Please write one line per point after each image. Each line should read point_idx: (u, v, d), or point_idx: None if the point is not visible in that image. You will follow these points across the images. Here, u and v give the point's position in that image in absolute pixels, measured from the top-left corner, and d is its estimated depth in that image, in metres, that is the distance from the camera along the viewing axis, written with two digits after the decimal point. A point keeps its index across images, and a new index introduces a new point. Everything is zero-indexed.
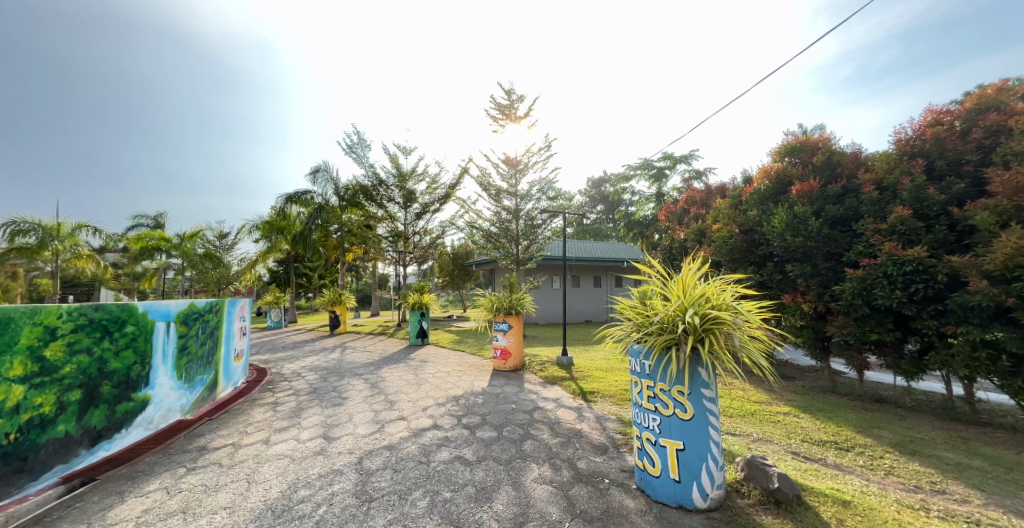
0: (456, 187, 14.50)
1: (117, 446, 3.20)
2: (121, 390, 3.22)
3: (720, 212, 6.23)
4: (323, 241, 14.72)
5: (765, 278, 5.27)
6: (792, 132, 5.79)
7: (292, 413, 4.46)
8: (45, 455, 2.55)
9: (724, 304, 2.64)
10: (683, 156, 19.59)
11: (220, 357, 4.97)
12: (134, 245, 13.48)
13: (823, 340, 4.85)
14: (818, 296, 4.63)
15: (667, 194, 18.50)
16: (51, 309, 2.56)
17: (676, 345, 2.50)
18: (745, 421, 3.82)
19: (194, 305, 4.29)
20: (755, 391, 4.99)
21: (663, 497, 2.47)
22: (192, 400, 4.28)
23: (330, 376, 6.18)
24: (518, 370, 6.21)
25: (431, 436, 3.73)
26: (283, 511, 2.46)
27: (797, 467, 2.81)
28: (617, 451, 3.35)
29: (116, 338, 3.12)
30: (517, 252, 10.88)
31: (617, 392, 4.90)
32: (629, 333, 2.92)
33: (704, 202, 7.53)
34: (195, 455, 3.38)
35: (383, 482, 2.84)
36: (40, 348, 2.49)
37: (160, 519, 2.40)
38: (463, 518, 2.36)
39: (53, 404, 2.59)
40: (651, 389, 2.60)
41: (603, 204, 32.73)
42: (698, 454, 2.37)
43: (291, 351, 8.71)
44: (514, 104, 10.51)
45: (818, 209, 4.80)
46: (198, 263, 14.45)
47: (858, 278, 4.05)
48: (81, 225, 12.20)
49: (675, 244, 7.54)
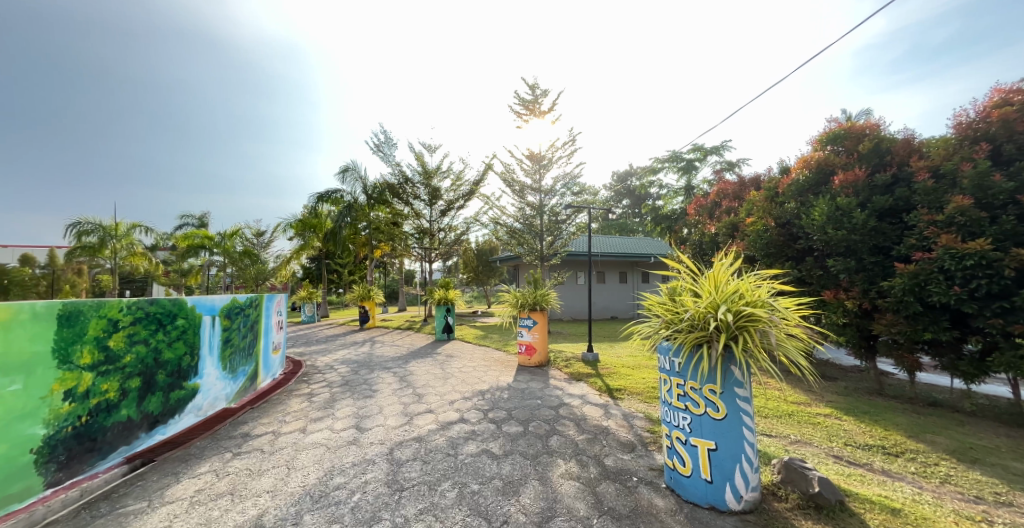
0: (480, 183, 14.58)
1: (172, 430, 3.45)
2: (174, 379, 3.45)
3: (755, 205, 5.97)
4: (353, 238, 15.55)
5: (804, 274, 5.03)
6: (836, 119, 5.44)
7: (326, 404, 4.65)
8: (112, 436, 2.79)
9: (760, 301, 2.55)
10: (714, 146, 18.92)
11: (260, 349, 5.23)
12: (182, 243, 14.25)
13: (869, 339, 4.55)
14: (864, 292, 4.35)
15: (697, 186, 17.94)
16: (113, 303, 2.78)
17: (708, 342, 2.44)
18: (782, 422, 3.67)
19: (236, 299, 4.53)
20: (792, 391, 4.79)
21: (695, 497, 2.42)
22: (235, 389, 4.53)
23: (361, 369, 6.40)
24: (543, 366, 6.21)
25: (459, 429, 3.81)
26: (321, 496, 2.58)
27: (840, 471, 2.69)
28: (646, 449, 3.30)
29: (168, 330, 3.35)
30: (541, 248, 10.85)
31: (644, 390, 4.82)
32: (658, 330, 2.86)
33: (738, 194, 7.22)
34: (240, 441, 3.59)
35: (414, 472, 2.92)
36: (105, 338, 2.72)
37: (211, 499, 2.57)
38: (492, 510, 2.39)
39: (117, 390, 2.82)
40: (681, 387, 2.55)
41: (630, 198, 32.07)
42: (731, 455, 2.30)
43: (324, 344, 9.09)
44: (539, 98, 10.41)
45: (864, 200, 4.52)
46: (238, 260, 15.28)
47: (910, 274, 3.79)
48: (135, 225, 13.13)
49: (706, 239, 7.33)
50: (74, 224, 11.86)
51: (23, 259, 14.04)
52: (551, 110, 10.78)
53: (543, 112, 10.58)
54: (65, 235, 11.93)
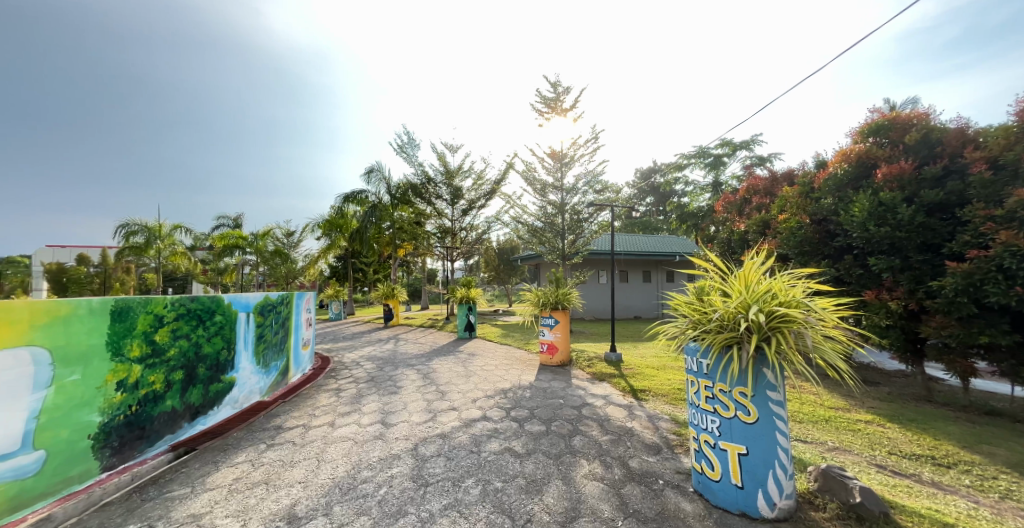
0: (501, 182, 14.63)
1: (212, 420, 3.63)
2: (213, 372, 3.63)
3: (788, 201, 5.74)
4: (377, 237, 15.90)
5: (842, 273, 4.78)
6: (879, 108, 5.14)
7: (353, 399, 4.78)
8: (158, 425, 2.97)
9: (795, 301, 2.44)
10: (744, 141, 18.29)
11: (291, 345, 5.44)
12: (218, 243, 15.01)
13: (916, 342, 4.29)
14: (910, 292, 4.08)
15: (726, 182, 17.36)
16: (158, 299, 2.94)
17: (738, 343, 2.35)
18: (818, 428, 3.51)
19: (268, 297, 4.72)
20: (830, 396, 4.58)
21: (725, 503, 2.35)
22: (269, 383, 4.73)
23: (385, 366, 6.56)
24: (565, 365, 6.17)
25: (481, 426, 3.84)
26: (349, 489, 2.66)
27: (884, 482, 2.54)
28: (672, 452, 3.22)
29: (208, 326, 3.52)
30: (563, 247, 10.78)
31: (669, 391, 4.71)
32: (684, 330, 2.79)
33: (770, 190, 6.95)
34: (273, 433, 3.74)
35: (438, 468, 2.97)
36: (152, 333, 2.88)
37: (248, 488, 2.69)
38: (515, 508, 2.40)
39: (162, 382, 2.99)
40: (710, 389, 2.48)
41: (654, 195, 31.41)
42: (763, 460, 2.21)
43: (350, 341, 9.38)
44: (561, 96, 10.34)
45: (911, 194, 4.25)
46: (269, 259, 15.94)
47: (963, 273, 3.55)
48: (177, 226, 13.90)
49: (735, 237, 7.12)
50: (123, 225, 12.68)
51: (79, 258, 15.06)
52: (573, 108, 10.67)
53: (564, 109, 10.50)
54: (115, 235, 12.76)
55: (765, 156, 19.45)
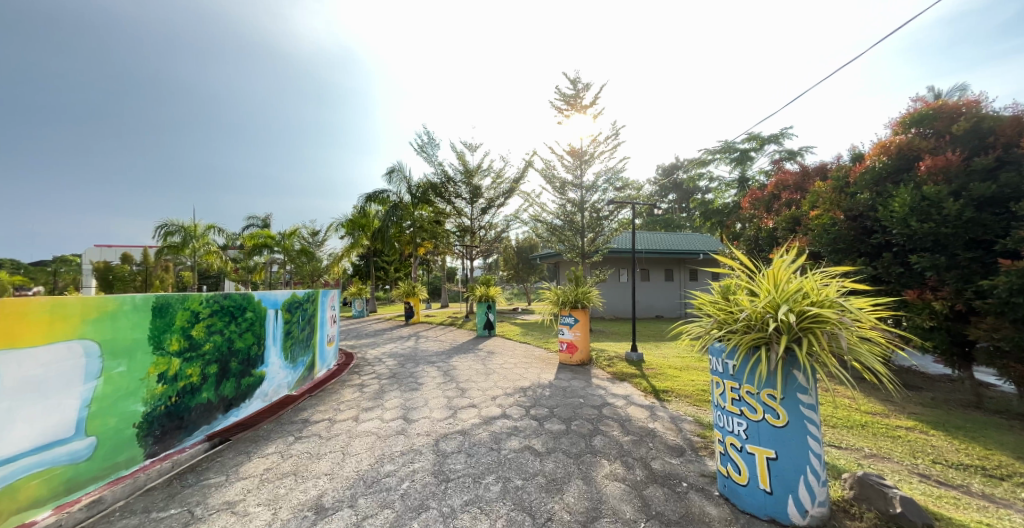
0: (520, 181, 14.62)
1: (244, 413, 3.79)
2: (244, 367, 3.78)
3: (821, 196, 5.49)
4: (398, 236, 16.18)
5: (880, 271, 4.54)
6: (923, 96, 4.85)
7: (376, 395, 4.89)
8: (196, 416, 3.13)
9: (828, 301, 2.32)
10: (773, 135, 17.62)
11: (317, 341, 5.62)
12: (249, 242, 15.79)
13: (963, 345, 4.04)
14: (957, 292, 3.84)
15: (753, 177, 16.76)
16: (195, 296, 3.09)
17: (766, 344, 2.27)
18: (853, 433, 3.36)
19: (295, 294, 4.88)
20: (867, 400, 4.37)
21: (752, 508, 2.28)
22: (296, 378, 4.89)
23: (407, 362, 6.68)
24: (585, 364, 6.12)
25: (501, 424, 3.85)
26: (373, 482, 2.72)
27: (927, 492, 2.40)
28: (696, 454, 3.15)
29: (239, 322, 3.67)
30: (583, 245, 10.67)
31: (693, 392, 4.60)
32: (709, 330, 2.72)
33: (800, 185, 6.68)
34: (301, 426, 3.87)
35: (459, 464, 3.00)
36: (189, 328, 3.02)
37: (278, 478, 2.79)
38: (536, 507, 2.40)
39: (198, 375, 3.14)
40: (736, 391, 2.40)
41: (676, 192, 30.70)
42: (793, 465, 2.13)
43: (373, 337, 9.61)
44: (580, 93, 10.23)
45: (959, 187, 4.00)
46: (296, 258, 16.50)
47: (1018, 271, 3.30)
48: (210, 226, 14.58)
49: (763, 234, 6.88)
50: (162, 225, 13.38)
51: (122, 257, 15.95)
52: (593, 104, 10.53)
53: (584, 106, 10.38)
54: (155, 235, 13.48)
55: (796, 150, 18.70)
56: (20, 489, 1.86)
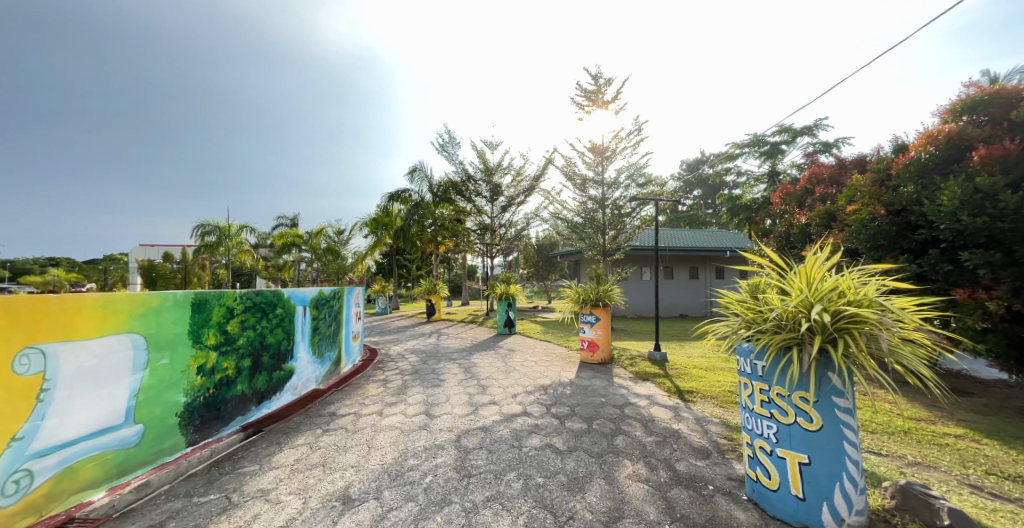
0: (540, 178, 14.57)
1: (275, 405, 3.95)
2: (275, 361, 3.94)
3: (859, 189, 5.21)
4: (419, 235, 16.44)
5: (926, 269, 4.28)
6: (976, 81, 4.53)
7: (399, 390, 4.99)
8: (231, 407, 3.28)
9: (866, 301, 2.19)
10: (806, 126, 16.86)
11: (342, 337, 5.78)
12: (279, 241, 16.49)
13: (1021, 349, 3.75)
14: (1014, 291, 3.56)
15: (785, 171, 16.09)
16: (230, 293, 3.23)
17: (799, 345, 2.18)
18: (894, 440, 3.18)
19: (322, 292, 5.04)
20: (910, 406, 4.12)
21: (783, 514, 2.19)
22: (323, 372, 5.05)
23: (428, 359, 6.79)
24: (606, 363, 6.06)
25: (522, 422, 3.86)
26: (397, 475, 2.78)
27: (980, 505, 2.25)
28: (722, 457, 3.06)
29: (270, 318, 3.82)
30: (604, 243, 10.54)
31: (720, 394, 4.48)
32: (736, 330, 2.63)
33: (836, 178, 6.37)
34: (328, 419, 4.00)
35: (480, 460, 3.03)
36: (224, 323, 3.17)
37: (308, 468, 2.90)
38: (557, 504, 2.39)
39: (233, 369, 3.29)
40: (766, 392, 2.32)
41: (702, 188, 29.86)
42: (828, 471, 2.04)
43: (396, 334, 9.82)
44: (602, 88, 10.07)
45: (1017, 178, 3.71)
46: (322, 256, 17.05)
47: None
48: (243, 226, 15.23)
49: (795, 230, 6.61)
50: (199, 225, 14.10)
51: (164, 256, 16.89)
52: (616, 99, 10.36)
53: (606, 102, 10.21)
54: (192, 235, 14.21)
55: (831, 142, 17.85)
56: (78, 470, 2.01)
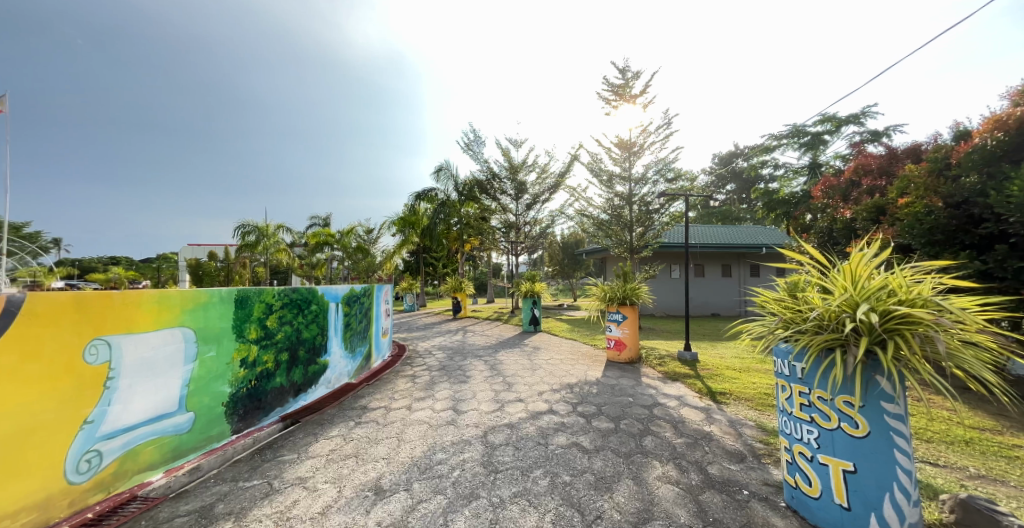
0: (565, 175, 14.43)
1: (311, 397, 4.12)
2: (310, 355, 4.11)
3: (912, 181, 4.85)
4: (445, 233, 16.70)
5: (991, 267, 3.93)
6: None
7: (427, 386, 5.09)
8: (271, 398, 3.45)
9: (920, 300, 2.03)
10: (853, 115, 15.82)
11: (373, 333, 5.97)
12: (313, 240, 17.17)
13: None
14: None
15: (829, 162, 15.17)
16: (269, 290, 3.39)
17: (843, 346, 2.05)
18: (953, 450, 2.95)
19: (353, 289, 5.21)
20: (972, 415, 3.80)
21: (826, 523, 2.08)
22: (354, 367, 5.23)
23: (455, 356, 6.89)
24: (633, 362, 5.94)
25: (548, 419, 3.85)
26: (426, 468, 2.84)
27: None
28: (758, 462, 2.94)
29: (305, 314, 3.98)
30: (631, 240, 10.33)
31: (755, 396, 4.30)
32: (773, 330, 2.52)
33: (886, 170, 5.97)
34: (359, 412, 4.13)
35: (507, 457, 3.04)
36: (264, 318, 3.33)
37: (341, 459, 3.01)
38: (584, 503, 2.37)
39: (272, 362, 3.46)
40: (806, 396, 2.21)
41: (735, 182, 28.72)
42: (876, 481, 1.91)
43: (423, 331, 10.03)
44: (630, 82, 9.85)
45: None
46: (353, 254, 17.61)
47: None
48: (280, 226, 15.96)
49: (839, 225, 6.24)
50: (240, 226, 14.90)
51: (209, 256, 17.94)
52: (645, 92, 10.10)
53: (634, 96, 9.98)
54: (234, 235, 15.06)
55: (880, 131, 16.68)
56: (139, 452, 2.17)
